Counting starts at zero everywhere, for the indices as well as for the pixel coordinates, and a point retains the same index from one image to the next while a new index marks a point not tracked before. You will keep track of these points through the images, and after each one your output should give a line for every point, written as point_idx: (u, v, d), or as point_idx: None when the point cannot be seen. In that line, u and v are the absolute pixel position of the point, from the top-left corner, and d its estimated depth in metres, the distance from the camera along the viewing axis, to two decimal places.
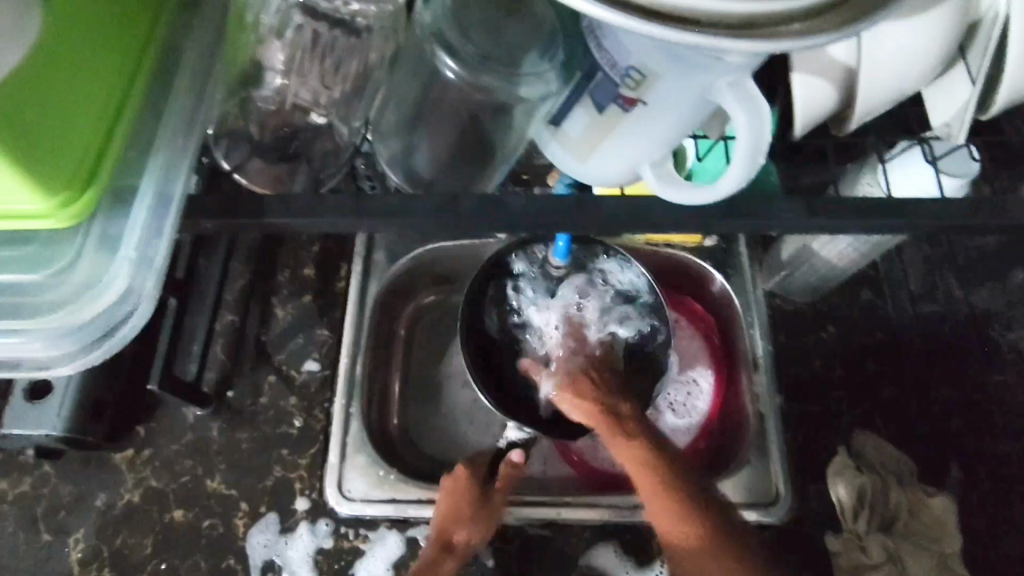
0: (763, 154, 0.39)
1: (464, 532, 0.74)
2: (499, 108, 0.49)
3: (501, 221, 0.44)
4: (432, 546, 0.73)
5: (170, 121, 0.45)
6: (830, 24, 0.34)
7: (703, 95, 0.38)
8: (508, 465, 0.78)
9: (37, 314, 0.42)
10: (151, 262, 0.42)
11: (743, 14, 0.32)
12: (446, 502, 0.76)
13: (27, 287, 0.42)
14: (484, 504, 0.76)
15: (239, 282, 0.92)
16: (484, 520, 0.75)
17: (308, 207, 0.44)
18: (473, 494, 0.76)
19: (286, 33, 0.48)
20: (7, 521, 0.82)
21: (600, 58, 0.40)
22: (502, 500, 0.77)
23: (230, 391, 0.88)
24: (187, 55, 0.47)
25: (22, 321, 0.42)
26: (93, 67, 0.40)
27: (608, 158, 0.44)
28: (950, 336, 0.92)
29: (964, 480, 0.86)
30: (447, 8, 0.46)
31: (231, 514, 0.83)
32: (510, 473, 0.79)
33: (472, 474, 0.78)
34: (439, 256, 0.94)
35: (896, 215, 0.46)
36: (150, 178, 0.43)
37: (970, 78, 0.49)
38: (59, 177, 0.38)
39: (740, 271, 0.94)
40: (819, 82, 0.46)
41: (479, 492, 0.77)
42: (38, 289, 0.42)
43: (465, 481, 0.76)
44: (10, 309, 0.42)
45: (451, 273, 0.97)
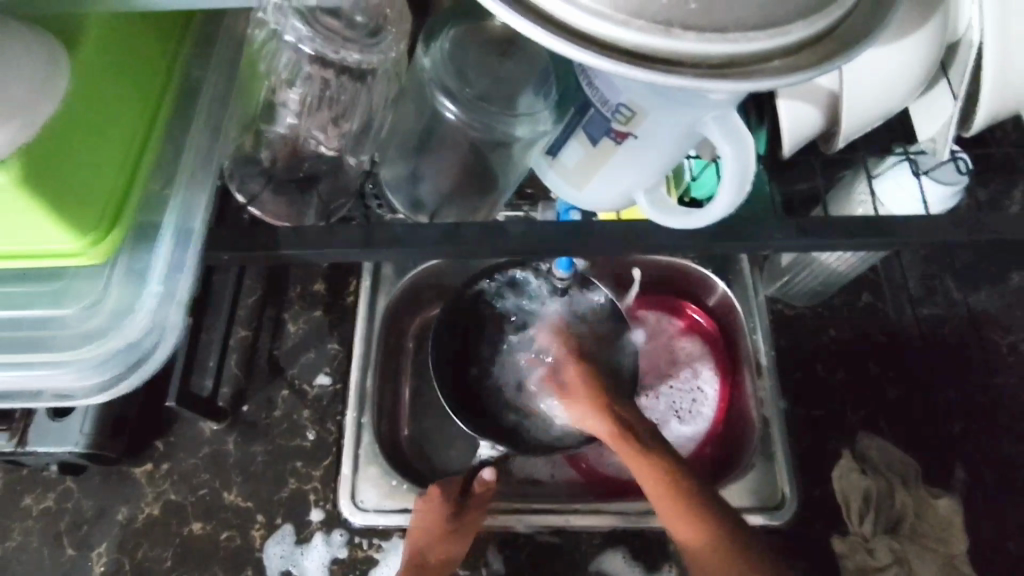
0: (749, 182, 0.41)
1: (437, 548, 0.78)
2: (496, 143, 0.51)
3: (502, 247, 0.47)
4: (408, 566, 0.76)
5: (189, 158, 0.47)
6: (804, 62, 0.36)
7: (690, 129, 0.41)
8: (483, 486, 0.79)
9: (73, 346, 0.45)
10: (174, 295, 0.45)
11: (724, 56, 0.34)
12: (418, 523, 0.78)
13: (60, 321, 0.45)
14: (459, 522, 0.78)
15: (251, 298, 0.95)
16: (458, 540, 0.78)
17: (321, 238, 0.46)
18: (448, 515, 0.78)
19: (296, 83, 0.49)
20: (32, 536, 0.85)
21: (592, 94, 0.42)
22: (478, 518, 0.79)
23: (245, 405, 0.91)
24: (205, 90, 0.49)
25: (59, 354, 0.45)
26: (118, 115, 0.42)
27: (603, 187, 0.46)
28: (951, 338, 0.93)
29: (969, 481, 0.87)
30: (446, 53, 0.49)
31: (248, 526, 0.86)
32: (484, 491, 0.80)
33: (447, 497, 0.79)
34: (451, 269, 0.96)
35: (884, 232, 0.48)
36: (171, 212, 0.46)
37: (952, 94, 0.51)
38: (88, 218, 0.41)
39: (742, 277, 0.96)
40: (804, 105, 0.49)
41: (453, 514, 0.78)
42: (72, 322, 0.45)
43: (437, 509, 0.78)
44: (44, 343, 0.45)
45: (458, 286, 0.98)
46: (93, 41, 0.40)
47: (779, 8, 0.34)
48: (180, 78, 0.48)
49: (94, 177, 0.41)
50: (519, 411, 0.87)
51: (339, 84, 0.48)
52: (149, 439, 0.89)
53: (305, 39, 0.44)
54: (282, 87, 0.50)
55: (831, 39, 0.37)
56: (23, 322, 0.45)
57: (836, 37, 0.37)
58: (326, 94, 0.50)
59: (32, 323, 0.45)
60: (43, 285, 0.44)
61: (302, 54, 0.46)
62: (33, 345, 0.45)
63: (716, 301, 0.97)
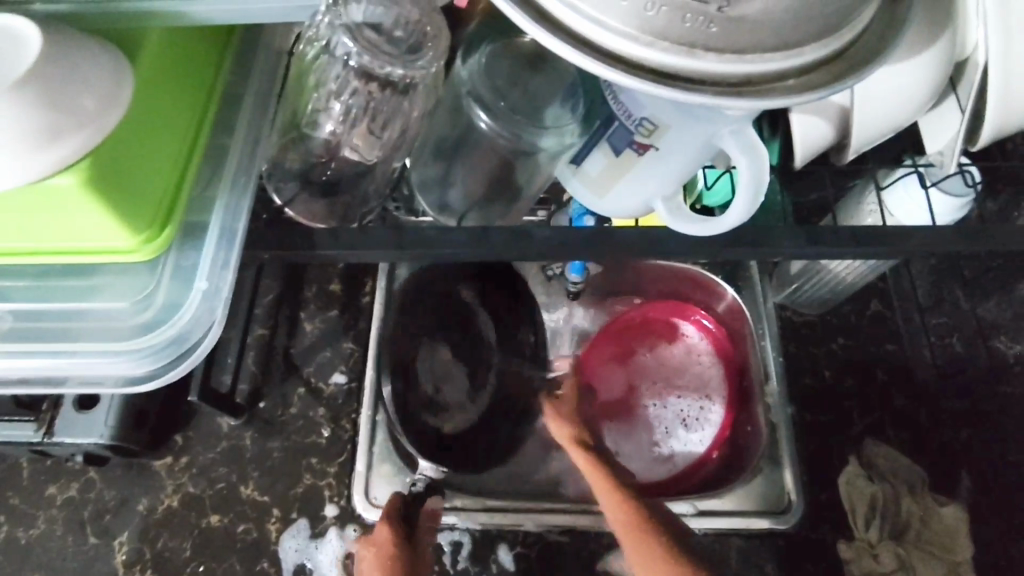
0: (763, 193, 0.43)
1: None
2: (521, 153, 0.53)
3: (525, 252, 0.49)
4: None
5: (231, 163, 0.51)
6: (819, 81, 0.38)
7: (708, 141, 0.43)
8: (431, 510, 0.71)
9: (124, 336, 0.48)
10: (219, 291, 0.48)
11: (743, 74, 0.37)
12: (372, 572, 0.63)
13: (113, 313, 0.48)
14: (416, 555, 0.65)
15: (269, 297, 0.98)
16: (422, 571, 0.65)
17: (355, 240, 0.49)
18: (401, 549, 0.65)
19: (344, 94, 0.50)
20: (55, 525, 0.88)
21: (617, 108, 0.45)
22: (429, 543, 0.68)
23: (262, 402, 0.94)
24: (245, 101, 0.53)
25: (110, 344, 0.48)
26: (171, 122, 0.46)
27: (624, 195, 0.49)
28: (958, 346, 0.95)
29: (973, 488, 0.88)
30: (481, 64, 0.52)
31: (265, 519, 0.88)
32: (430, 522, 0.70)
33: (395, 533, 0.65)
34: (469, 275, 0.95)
35: (892, 243, 0.50)
36: (217, 213, 0.49)
37: (959, 108, 0.53)
38: (142, 218, 0.44)
39: (751, 283, 0.99)
40: (816, 121, 0.51)
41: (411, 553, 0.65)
42: (124, 315, 0.48)
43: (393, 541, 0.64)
44: (97, 332, 0.48)
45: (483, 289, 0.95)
46: (152, 54, 0.44)
47: (798, 31, 0.36)
48: (222, 89, 0.51)
49: (148, 180, 0.44)
50: (434, 408, 0.93)
51: (383, 97, 0.49)
52: (169, 433, 0.92)
53: (352, 54, 0.46)
54: (326, 98, 0.51)
55: (844, 59, 0.39)
56: (83, 314, 0.49)
57: (848, 58, 0.39)
58: (369, 106, 0.50)
59: (90, 315, 0.48)
60: (98, 280, 0.48)
61: (350, 68, 0.48)
62: (91, 335, 0.48)
63: (723, 309, 0.99)
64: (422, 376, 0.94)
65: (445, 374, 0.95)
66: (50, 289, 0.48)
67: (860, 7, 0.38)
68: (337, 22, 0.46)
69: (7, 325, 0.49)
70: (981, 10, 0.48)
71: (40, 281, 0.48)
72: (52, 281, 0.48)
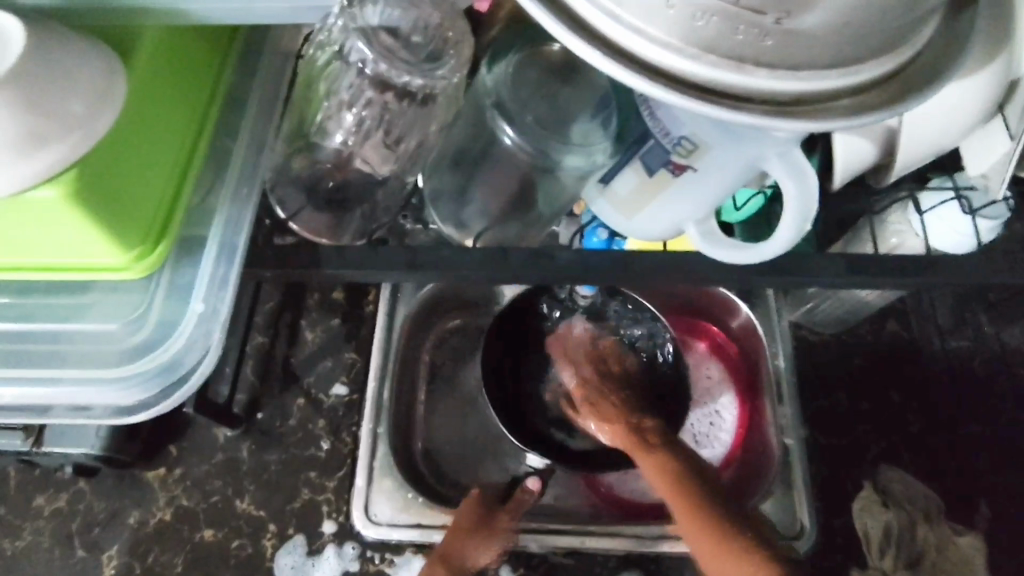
0: (809, 219, 0.40)
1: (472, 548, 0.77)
2: (545, 170, 0.50)
3: (546, 275, 0.46)
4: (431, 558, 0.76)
5: (232, 175, 0.48)
6: (876, 100, 0.35)
7: (750, 162, 0.40)
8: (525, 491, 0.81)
9: (116, 362, 0.45)
10: (217, 313, 0.45)
11: (794, 92, 0.34)
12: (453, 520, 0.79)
13: (104, 337, 0.46)
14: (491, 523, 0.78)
15: (269, 304, 0.95)
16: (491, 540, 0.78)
17: (363, 258, 0.46)
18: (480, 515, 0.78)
19: (357, 106, 0.47)
20: (42, 537, 0.84)
21: (652, 125, 0.42)
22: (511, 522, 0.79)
23: (259, 413, 0.90)
24: (250, 109, 0.50)
25: (100, 369, 0.45)
26: (166, 129, 0.43)
27: (654, 217, 0.46)
28: (982, 371, 0.92)
29: (995, 519, 0.85)
30: (508, 75, 0.49)
31: (260, 535, 0.85)
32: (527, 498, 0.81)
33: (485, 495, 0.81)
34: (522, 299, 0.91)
35: (936, 272, 0.47)
36: (218, 228, 0.46)
37: (1009, 132, 0.49)
38: (133, 235, 0.41)
39: (765, 299, 0.94)
40: (859, 138, 0.48)
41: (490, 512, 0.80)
42: (116, 338, 0.46)
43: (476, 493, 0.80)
44: (86, 357, 0.46)
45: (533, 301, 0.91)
46: (145, 56, 0.40)
47: (857, 47, 0.33)
48: (224, 92, 0.48)
49: (140, 193, 0.41)
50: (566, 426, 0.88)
51: (399, 109, 0.45)
52: (163, 443, 0.88)
53: (368, 61, 0.43)
54: (338, 108, 0.48)
55: (901, 79, 0.36)
56: (71, 336, 0.46)
57: (907, 77, 0.36)
58: (385, 119, 0.47)
59: (79, 336, 0.46)
60: (96, 297, 0.46)
61: (365, 76, 0.44)
62: (79, 359, 0.46)
63: (736, 326, 0.96)
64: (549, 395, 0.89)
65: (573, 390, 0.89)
66: (38, 308, 0.46)
67: (921, 24, 0.35)
68: (351, 26, 0.42)
69: None
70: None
71: (33, 299, 0.46)
72: (44, 300, 0.46)
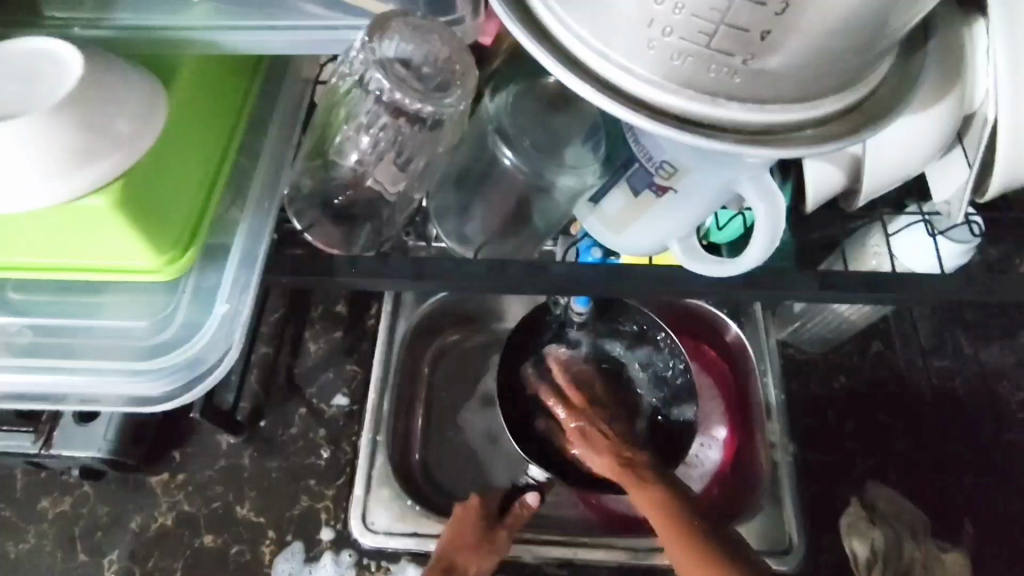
0: (780, 237, 0.44)
1: (465, 558, 0.78)
2: (541, 189, 0.55)
3: (543, 285, 0.50)
4: (433, 567, 0.77)
5: (254, 193, 0.52)
6: (836, 133, 0.39)
7: (726, 186, 0.44)
8: (522, 506, 0.81)
9: (142, 356, 0.49)
10: (238, 315, 0.49)
11: (763, 124, 0.38)
12: (452, 529, 0.80)
13: (133, 333, 0.50)
14: (490, 536, 0.79)
15: (274, 316, 0.99)
16: (487, 552, 0.79)
17: (374, 268, 0.50)
18: (479, 526, 0.80)
19: (372, 129, 0.51)
20: (46, 540, 0.87)
21: (637, 150, 0.46)
22: (509, 537, 0.80)
23: (262, 421, 0.93)
24: (271, 132, 0.55)
25: (126, 362, 0.49)
26: (199, 149, 0.47)
27: (640, 234, 0.50)
28: (962, 391, 0.95)
29: (977, 536, 0.87)
30: (507, 104, 0.54)
31: (259, 541, 0.87)
32: (524, 514, 0.82)
33: (482, 506, 0.82)
34: (529, 316, 0.92)
35: (905, 291, 0.51)
36: (239, 237, 0.50)
37: (967, 164, 0.53)
38: (166, 242, 0.45)
39: (753, 319, 0.98)
40: (826, 166, 0.53)
41: (488, 524, 0.81)
42: (144, 335, 0.49)
43: (477, 503, 0.82)
44: (114, 351, 0.49)
45: (537, 320, 0.91)
46: (183, 83, 0.45)
47: (817, 85, 0.37)
48: (249, 118, 0.53)
49: (173, 205, 0.45)
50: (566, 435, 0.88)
51: (411, 133, 0.50)
52: (167, 450, 0.91)
53: (385, 90, 0.47)
54: (356, 131, 0.52)
55: (859, 113, 0.40)
56: (101, 332, 0.50)
57: (863, 113, 0.41)
58: (397, 141, 0.51)
59: (109, 331, 0.50)
60: (125, 296, 0.50)
61: (382, 104, 0.49)
62: (107, 352, 0.49)
63: (730, 341, 0.98)
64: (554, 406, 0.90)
65: None
66: (72, 305, 0.50)
67: (875, 64, 0.40)
68: (370, 59, 0.45)
69: (25, 338, 0.50)
70: (988, 52, 0.48)
71: (68, 298, 0.50)
72: (78, 297, 0.50)
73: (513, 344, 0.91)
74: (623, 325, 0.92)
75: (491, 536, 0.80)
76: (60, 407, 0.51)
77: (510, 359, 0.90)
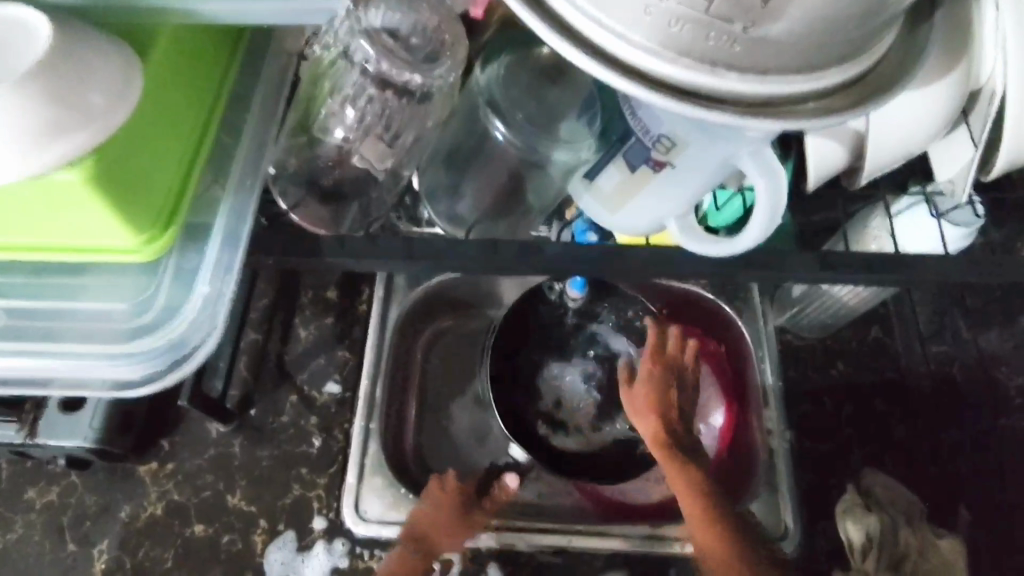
0: (781, 214, 0.43)
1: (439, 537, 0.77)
2: (535, 164, 0.54)
3: (538, 265, 0.48)
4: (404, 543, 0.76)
5: (236, 169, 0.51)
6: (841, 105, 0.38)
7: (726, 161, 0.43)
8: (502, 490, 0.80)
9: (124, 338, 0.47)
10: (221, 296, 0.47)
11: (766, 95, 0.36)
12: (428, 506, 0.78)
13: (113, 315, 0.48)
14: (466, 517, 0.79)
15: (263, 302, 0.97)
16: (461, 533, 0.78)
17: (362, 248, 0.48)
18: (456, 507, 0.79)
19: (358, 100, 0.49)
20: (33, 529, 0.85)
21: (634, 123, 0.45)
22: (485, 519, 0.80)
23: (252, 409, 0.92)
24: (253, 107, 0.53)
25: (107, 345, 0.47)
26: (178, 123, 0.45)
27: (637, 212, 0.49)
28: (960, 377, 0.94)
29: (972, 521, 0.87)
30: (499, 75, 0.53)
31: (251, 530, 0.86)
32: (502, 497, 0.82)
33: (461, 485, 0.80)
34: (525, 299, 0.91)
35: (908, 272, 0.50)
36: (222, 216, 0.49)
37: (972, 141, 0.52)
38: (145, 219, 0.43)
39: (752, 305, 0.96)
40: (830, 142, 0.51)
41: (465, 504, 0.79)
42: (124, 317, 0.48)
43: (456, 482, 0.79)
44: (93, 334, 0.48)
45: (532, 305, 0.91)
46: (160, 54, 0.43)
47: (822, 54, 0.36)
48: (230, 92, 0.51)
49: (152, 182, 0.43)
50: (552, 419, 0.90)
51: (398, 106, 0.48)
52: (155, 439, 0.89)
53: (371, 60, 0.45)
54: (342, 104, 0.50)
55: (864, 85, 0.39)
56: (80, 315, 0.48)
57: (868, 85, 0.39)
58: (384, 115, 0.49)
59: (88, 314, 0.48)
60: (105, 277, 0.48)
61: (368, 75, 0.47)
62: (87, 335, 0.48)
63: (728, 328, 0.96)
64: (544, 390, 0.92)
65: (568, 389, 0.92)
66: (49, 287, 0.48)
67: (880, 34, 0.38)
68: (356, 28, 0.45)
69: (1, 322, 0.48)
70: (998, 24, 0.47)
71: (44, 279, 0.48)
72: (55, 279, 0.48)
73: (508, 326, 0.90)
74: (615, 309, 0.93)
75: (467, 517, 0.79)
76: (42, 392, 0.49)
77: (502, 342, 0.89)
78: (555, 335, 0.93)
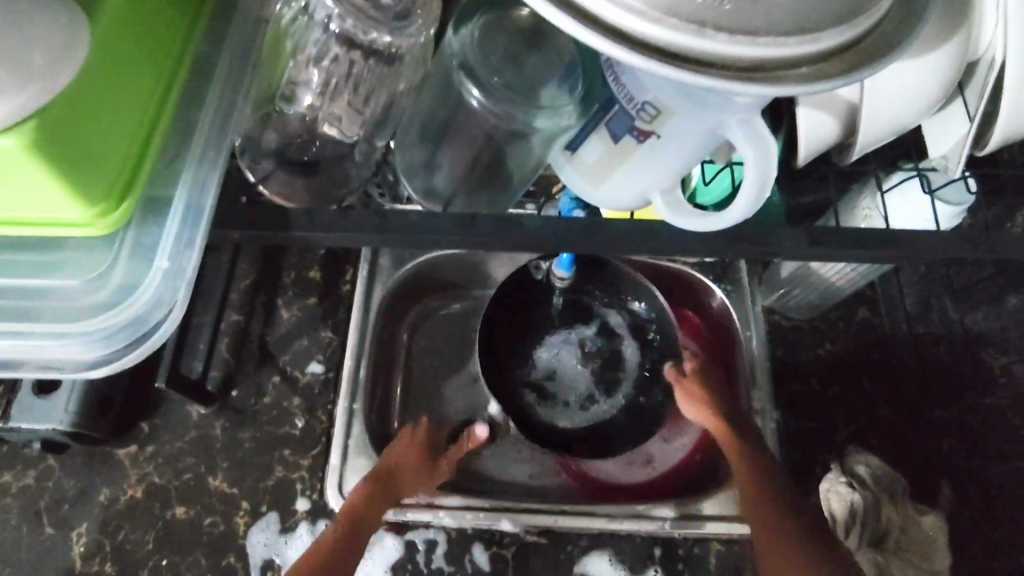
0: (769, 186, 0.41)
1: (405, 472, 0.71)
2: (513, 133, 0.52)
3: (519, 239, 0.46)
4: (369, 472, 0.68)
5: (199, 138, 0.48)
6: (835, 71, 0.36)
7: (713, 130, 0.41)
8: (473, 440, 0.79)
9: (81, 317, 0.45)
10: (181, 271, 0.45)
11: (755, 58, 0.34)
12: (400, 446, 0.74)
13: (66, 293, 0.45)
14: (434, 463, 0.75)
15: (245, 281, 0.94)
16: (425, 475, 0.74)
17: (332, 221, 0.46)
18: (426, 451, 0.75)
19: (322, 62, 0.51)
20: (10, 513, 0.83)
21: (617, 90, 0.43)
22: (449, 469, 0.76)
23: (234, 390, 0.90)
24: (218, 74, 0.50)
25: (63, 325, 0.45)
26: (134, 87, 0.42)
27: (621, 185, 0.47)
28: (946, 356, 0.93)
29: (956, 499, 0.87)
30: (473, 39, 0.50)
31: (232, 513, 0.84)
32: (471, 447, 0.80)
33: (433, 433, 0.78)
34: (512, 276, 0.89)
35: (901, 248, 0.48)
36: (184, 189, 0.46)
37: (968, 117, 0.50)
38: (97, 189, 0.41)
39: (740, 287, 0.95)
40: (821, 114, 0.49)
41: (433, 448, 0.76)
42: (78, 296, 0.45)
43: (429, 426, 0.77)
44: (48, 313, 0.46)
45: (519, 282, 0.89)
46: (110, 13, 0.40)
47: (815, 14, 0.34)
48: (195, 55, 0.48)
49: (104, 151, 0.41)
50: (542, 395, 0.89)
51: (365, 66, 0.50)
52: (135, 421, 0.87)
53: (333, 17, 0.48)
54: (304, 64, 0.52)
55: (859, 51, 0.37)
56: (32, 293, 0.46)
57: (863, 50, 0.37)
58: (351, 74, 0.51)
59: (41, 292, 0.46)
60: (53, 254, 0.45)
61: (331, 33, 0.49)
62: (41, 315, 0.46)
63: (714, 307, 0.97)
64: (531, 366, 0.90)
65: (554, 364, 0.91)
66: None
67: None
68: None
69: None
70: None
71: None
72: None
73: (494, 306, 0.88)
74: (602, 284, 0.90)
75: (433, 463, 0.75)
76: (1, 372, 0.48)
77: (491, 322, 0.88)
78: (541, 311, 0.91)
